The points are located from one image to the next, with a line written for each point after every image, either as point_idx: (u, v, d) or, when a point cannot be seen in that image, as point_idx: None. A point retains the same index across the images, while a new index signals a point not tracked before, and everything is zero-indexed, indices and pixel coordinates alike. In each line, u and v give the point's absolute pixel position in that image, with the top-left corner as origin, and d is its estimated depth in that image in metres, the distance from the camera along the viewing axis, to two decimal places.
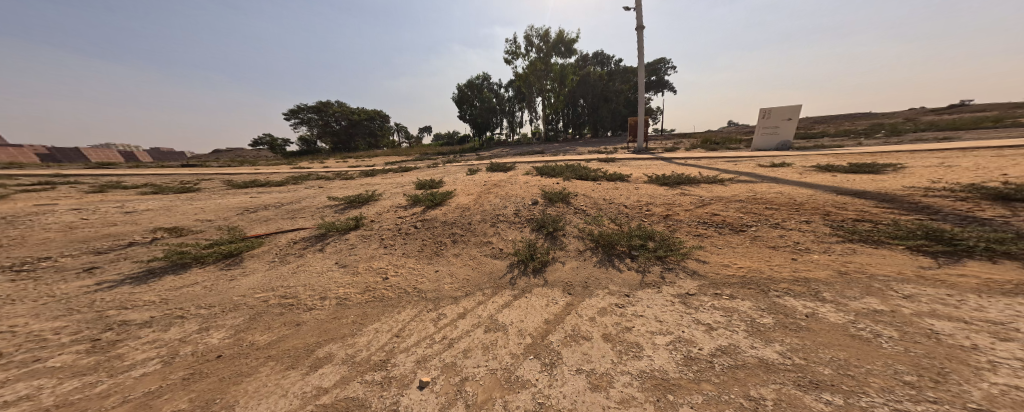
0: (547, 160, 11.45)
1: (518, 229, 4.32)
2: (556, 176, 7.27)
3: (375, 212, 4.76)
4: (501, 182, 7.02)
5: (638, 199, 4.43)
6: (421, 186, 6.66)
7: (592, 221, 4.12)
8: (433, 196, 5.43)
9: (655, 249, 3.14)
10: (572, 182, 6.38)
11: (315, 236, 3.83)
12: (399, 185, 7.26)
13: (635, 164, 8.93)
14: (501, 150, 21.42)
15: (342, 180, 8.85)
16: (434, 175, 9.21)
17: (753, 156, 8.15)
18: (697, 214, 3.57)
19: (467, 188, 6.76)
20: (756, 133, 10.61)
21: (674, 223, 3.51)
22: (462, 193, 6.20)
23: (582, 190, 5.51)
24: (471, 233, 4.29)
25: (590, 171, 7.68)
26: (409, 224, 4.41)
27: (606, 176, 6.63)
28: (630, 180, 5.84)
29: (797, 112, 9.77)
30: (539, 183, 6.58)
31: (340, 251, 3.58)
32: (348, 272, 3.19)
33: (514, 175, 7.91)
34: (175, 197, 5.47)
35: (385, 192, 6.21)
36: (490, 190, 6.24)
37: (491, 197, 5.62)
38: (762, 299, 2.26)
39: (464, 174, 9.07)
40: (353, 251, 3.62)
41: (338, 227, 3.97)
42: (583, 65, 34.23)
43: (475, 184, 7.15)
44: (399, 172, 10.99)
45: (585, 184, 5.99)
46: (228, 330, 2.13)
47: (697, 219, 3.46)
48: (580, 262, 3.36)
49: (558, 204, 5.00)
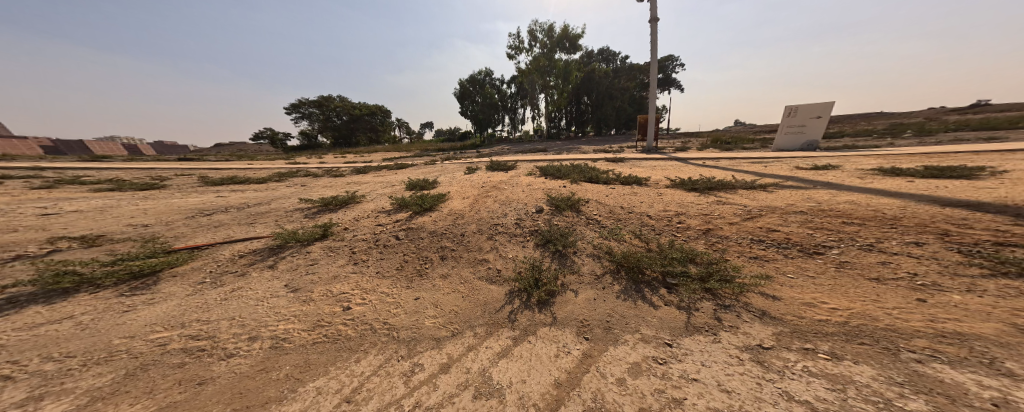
0: (551, 159, 10.67)
1: (519, 243, 3.60)
2: (563, 177, 6.53)
3: (352, 218, 4.04)
4: (501, 184, 6.29)
5: (664, 209, 3.68)
6: (411, 187, 5.95)
7: (610, 236, 3.39)
8: (422, 200, 4.72)
9: (700, 277, 2.36)
10: (582, 185, 5.63)
11: (268, 248, 3.13)
12: (388, 185, 6.55)
13: (649, 165, 8.14)
14: (503, 148, 20.57)
15: (329, 178, 8.16)
16: (429, 174, 8.49)
17: (782, 157, 7.31)
18: (746, 228, 2.79)
19: (462, 190, 6.03)
20: (779, 132, 9.66)
21: (718, 241, 2.74)
22: (457, 196, 5.47)
23: (594, 196, 4.76)
24: (462, 246, 3.57)
25: (600, 172, 6.92)
26: (391, 234, 3.69)
27: (619, 178, 5.87)
28: (648, 184, 5.09)
29: (828, 109, 8.81)
30: (544, 186, 5.85)
31: (295, 269, 2.87)
32: (301, 303, 2.45)
33: (515, 175, 7.16)
34: (128, 196, 4.81)
35: (369, 193, 5.49)
36: (489, 193, 5.52)
37: (490, 202, 4.90)
38: (890, 364, 1.31)
39: (462, 173, 8.34)
40: (311, 270, 2.89)
41: (299, 237, 3.27)
42: (589, 61, 33.19)
43: (472, 185, 6.41)
44: (393, 170, 10.29)
45: (596, 188, 5.24)
46: (76, 399, 1.41)
47: (749, 236, 2.66)
48: (599, 293, 2.65)
49: (567, 212, 4.27)
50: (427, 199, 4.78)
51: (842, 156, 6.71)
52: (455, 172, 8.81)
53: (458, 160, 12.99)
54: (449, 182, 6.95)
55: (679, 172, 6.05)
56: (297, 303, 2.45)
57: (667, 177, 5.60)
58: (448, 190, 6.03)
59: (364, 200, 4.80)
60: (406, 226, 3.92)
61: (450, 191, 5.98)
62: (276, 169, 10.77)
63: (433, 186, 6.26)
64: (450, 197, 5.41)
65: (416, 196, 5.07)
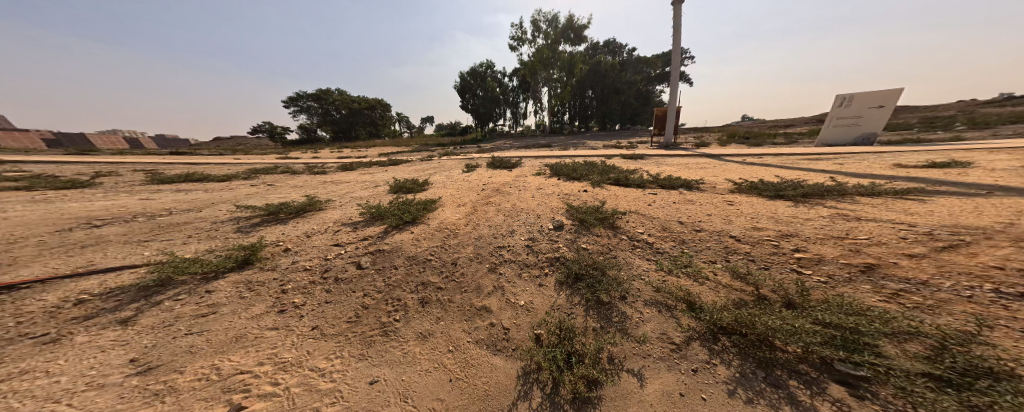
0: (561, 155, 9.46)
1: (534, 279, 2.53)
2: (581, 177, 5.34)
3: (300, 234, 2.91)
4: (505, 186, 5.14)
5: (750, 229, 2.53)
6: (395, 190, 4.81)
7: (676, 273, 2.34)
8: (403, 209, 3.61)
9: (951, 376, 1.15)
10: (608, 189, 4.46)
11: (136, 287, 2.01)
12: (370, 186, 5.42)
13: (679, 162, 6.88)
14: (505, 143, 19.26)
15: (305, 175, 7.00)
16: (421, 173, 7.32)
17: (843, 154, 6.09)
18: (965, 268, 1.61)
19: (456, 194, 4.88)
20: (826, 125, 8.24)
21: (920, 289, 1.56)
22: (450, 203, 4.33)
23: (630, 204, 3.60)
24: (453, 283, 2.56)
25: (625, 171, 5.71)
26: (352, 261, 2.59)
27: (655, 178, 4.64)
28: (698, 188, 3.90)
29: (893, 98, 7.29)
30: (559, 190, 4.68)
31: (163, 325, 1.74)
32: (141, 404, 1.29)
33: (522, 176, 5.98)
34: (19, 197, 3.69)
35: (341, 196, 4.36)
36: (492, 200, 4.38)
37: (492, 213, 3.79)
38: None
39: (459, 172, 7.20)
40: (196, 328, 1.75)
41: (186, 268, 2.11)
42: (595, 53, 31.57)
43: (469, 188, 5.25)
44: (382, 166, 9.16)
45: (630, 193, 4.06)
46: None
47: (983, 286, 1.47)
48: (684, 383, 1.53)
49: (599, 227, 3.12)
50: (408, 208, 3.67)
51: (927, 152, 5.42)
52: (451, 170, 7.64)
53: (456, 156, 11.84)
54: (442, 183, 5.79)
55: (728, 172, 4.83)
56: (131, 408, 1.26)
57: (719, 178, 4.38)
58: (439, 193, 4.88)
59: (327, 206, 3.68)
60: (376, 247, 2.84)
61: (443, 194, 4.84)
62: (252, 164, 9.63)
63: (422, 188, 5.13)
64: (442, 204, 4.28)
65: (395, 203, 3.94)
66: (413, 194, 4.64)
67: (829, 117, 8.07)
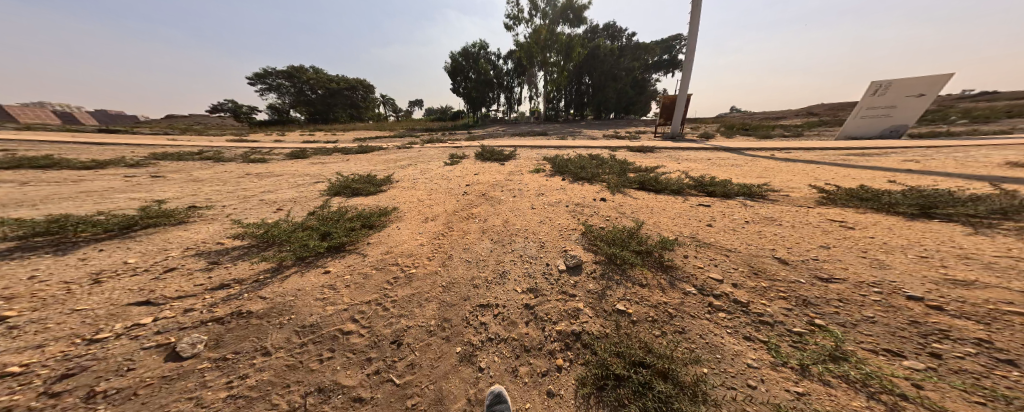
0: (560, 146, 8.20)
1: (539, 384, 1.37)
2: (592, 176, 4.16)
3: (67, 280, 1.68)
4: (493, 189, 3.89)
5: (941, 283, 1.44)
6: (339, 191, 3.45)
7: (819, 377, 1.19)
8: (338, 233, 2.41)
9: None
10: (634, 197, 3.29)
11: None
12: (310, 182, 4.01)
13: (703, 158, 5.78)
14: (496, 130, 17.70)
15: (234, 162, 5.42)
16: (390, 165, 5.88)
17: (892, 149, 5.20)
18: None
19: (425, 198, 3.58)
20: (852, 116, 7.27)
21: None
22: (413, 215, 3.05)
23: (673, 228, 2.50)
24: (387, 388, 1.36)
25: (645, 169, 4.57)
26: (151, 355, 1.31)
27: (691, 180, 3.49)
28: (763, 198, 2.81)
29: (936, 86, 6.31)
30: (566, 197, 3.48)
31: None
32: None
33: (515, 172, 4.73)
34: None
35: (252, 201, 3.01)
36: (475, 212, 3.15)
37: (475, 238, 2.60)
38: None
39: (438, 164, 5.83)
40: None
41: None
42: (593, 37, 29.72)
43: (444, 190, 3.95)
44: (345, 154, 7.57)
45: (667, 206, 2.94)
46: None
47: None
48: None
49: (647, 271, 2.08)
50: (338, 232, 2.43)
51: (1002, 147, 4.52)
52: (429, 162, 6.22)
53: (440, 143, 10.29)
54: (411, 180, 4.42)
55: (780, 173, 3.76)
56: None
57: (778, 182, 3.30)
58: (401, 197, 3.54)
59: (198, 232, 2.37)
60: (253, 315, 1.66)
61: (406, 199, 3.51)
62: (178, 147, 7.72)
63: (381, 188, 3.79)
64: (399, 217, 2.99)
65: (318, 217, 2.64)
66: (361, 199, 3.30)
67: (857, 106, 7.12)
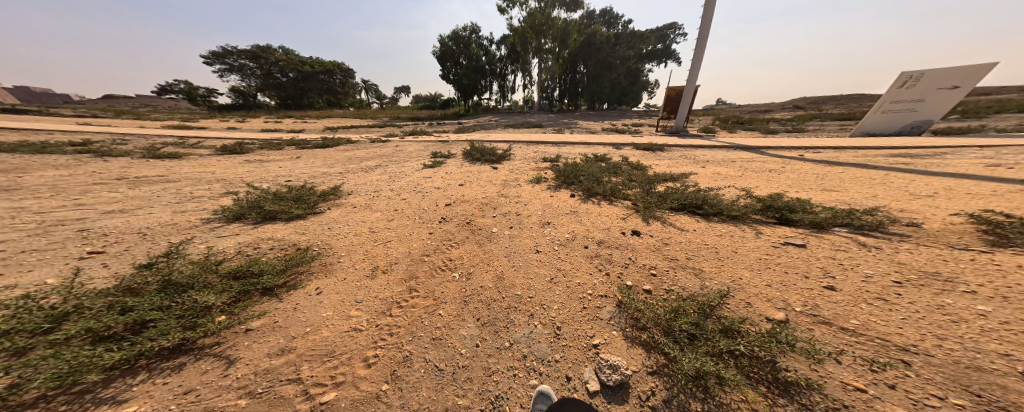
0: (561, 142, 7.16)
1: None
2: (613, 190, 3.19)
3: None
4: (482, 210, 2.85)
5: None
6: (254, 219, 2.31)
7: None
8: (168, 320, 1.24)
9: None
10: (682, 229, 2.36)
11: None
12: (217, 195, 2.78)
13: (726, 160, 4.96)
14: (486, 120, 16.35)
15: (127, 159, 3.99)
16: (350, 166, 4.64)
17: (939, 148, 4.57)
18: None
19: (385, 229, 2.50)
20: (874, 111, 6.59)
21: None
22: (353, 268, 1.97)
23: (768, 299, 1.60)
24: None
25: (672, 178, 3.66)
26: None
27: (751, 199, 2.61)
28: (884, 234, 1.96)
29: (974, 77, 5.70)
30: (584, 226, 2.51)
31: None
32: None
33: (512, 182, 3.68)
34: None
35: (77, 239, 1.80)
36: (452, 261, 2.12)
37: (450, 322, 1.59)
38: None
39: (414, 167, 4.67)
40: None
41: None
42: (588, 22, 28.24)
43: (415, 210, 2.86)
44: (300, 149, 6.16)
45: (739, 249, 2.05)
46: None
47: None
48: None
49: (760, 402, 1.09)
50: (169, 318, 1.26)
51: None
52: (401, 163, 5.03)
53: (422, 136, 8.96)
54: (371, 192, 3.28)
55: (851, 184, 2.95)
56: None
57: (871, 200, 2.46)
58: (348, 228, 2.43)
59: None
60: None
61: (356, 231, 2.41)
62: (73, 135, 6.00)
63: (316, 209, 2.64)
64: (326, 271, 1.91)
65: (152, 281, 1.45)
66: (273, 234, 2.15)
67: (879, 100, 6.48)
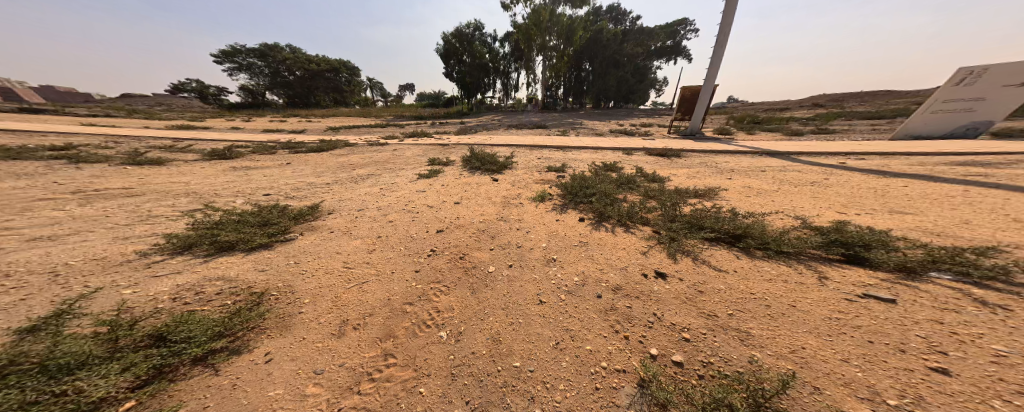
0: (568, 146, 6.71)
1: None
2: (631, 212, 2.76)
3: None
4: (479, 238, 2.48)
5: None
6: (215, 251, 1.99)
7: None
8: None
9: None
10: (721, 270, 1.91)
11: None
12: (177, 212, 2.46)
13: (755, 169, 4.43)
14: (490, 120, 15.96)
15: (102, 167, 3.74)
16: (340, 175, 4.31)
17: (1009, 155, 3.95)
18: None
19: (364, 263, 2.15)
20: (921, 111, 5.90)
21: None
22: (321, 323, 1.62)
23: (846, 383, 1.12)
24: None
25: (696, 194, 3.19)
26: None
27: (811, 229, 2.14)
28: (1007, 284, 1.50)
29: None
30: (597, 266, 2.13)
31: None
32: None
33: (513, 199, 3.30)
34: None
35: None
36: (439, 312, 1.75)
37: (434, 405, 1.20)
38: None
39: (408, 176, 4.32)
40: None
41: None
42: (596, 19, 27.47)
43: (401, 236, 2.51)
44: (293, 153, 5.87)
45: (799, 303, 1.57)
46: None
47: None
48: None
49: None
50: None
51: None
52: (396, 171, 4.67)
53: (422, 139, 8.63)
54: (355, 210, 2.93)
55: (926, 203, 2.42)
56: None
57: (964, 230, 1.97)
58: (322, 263, 2.09)
59: None
60: None
61: (328, 266, 2.07)
62: (62, 138, 5.82)
63: (285, 236, 2.30)
64: (284, 329, 1.56)
65: (29, 356, 1.11)
66: (218, 274, 1.80)
67: (929, 99, 5.78)
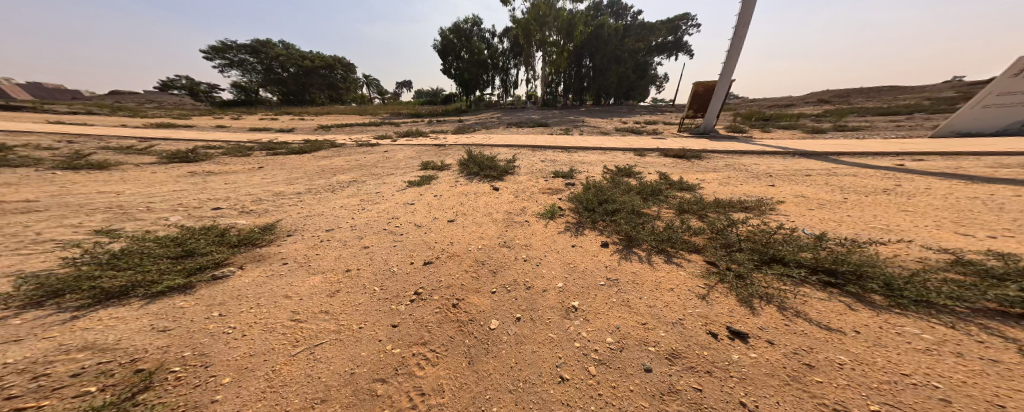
0: (574, 147, 6.10)
1: None
2: (667, 236, 2.17)
3: None
4: (476, 275, 1.91)
5: None
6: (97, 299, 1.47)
7: None
8: None
9: None
10: (834, 331, 1.31)
11: None
12: (76, 238, 1.87)
13: (795, 172, 3.85)
14: (489, 118, 15.32)
15: (25, 172, 3.12)
16: (315, 181, 3.71)
17: None
18: None
19: (322, 315, 1.59)
20: (970, 105, 5.66)
21: None
22: None
23: None
24: None
25: (744, 206, 2.59)
26: None
27: (952, 258, 1.50)
28: None
29: None
30: (637, 318, 1.54)
31: None
32: None
33: (517, 216, 2.71)
34: None
35: None
36: (422, 397, 1.16)
37: None
38: None
39: (393, 184, 3.72)
40: None
41: None
42: (597, 14, 26.77)
43: (374, 272, 1.94)
44: (268, 155, 5.25)
45: (1010, 402, 0.92)
46: None
47: None
48: None
49: None
50: None
51: None
52: (381, 177, 4.08)
53: (415, 139, 8.02)
54: (319, 234, 2.34)
55: None
56: None
57: None
58: (264, 317, 1.53)
59: None
60: None
61: (269, 320, 1.52)
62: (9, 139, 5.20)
63: (213, 274, 1.76)
64: None
65: None
66: (83, 341, 1.23)
67: (980, 92, 5.58)
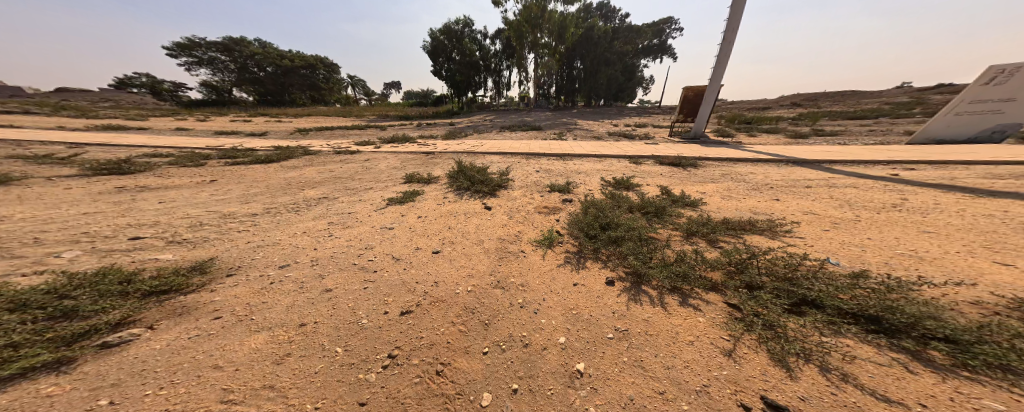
0: (568, 153, 5.85)
1: None
2: (679, 272, 1.91)
3: None
4: (465, 329, 1.57)
5: None
6: None
7: None
8: None
9: None
10: (895, 405, 1.02)
11: None
12: None
13: (795, 183, 3.74)
14: (479, 121, 14.95)
15: None
16: (278, 198, 3.25)
17: None
18: None
19: (266, 392, 1.17)
20: (946, 113, 5.95)
21: None
22: None
23: None
24: None
25: (755, 228, 2.38)
26: None
27: (1016, 304, 1.29)
28: None
29: None
30: (654, 385, 1.24)
31: None
32: None
33: (510, 245, 2.40)
34: None
35: None
36: None
37: None
38: None
39: (370, 201, 3.31)
40: None
41: None
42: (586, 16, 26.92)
43: (337, 327, 1.56)
44: (229, 164, 4.70)
45: None
46: None
47: None
48: None
49: None
50: None
51: None
52: (358, 192, 3.66)
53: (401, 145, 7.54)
54: (269, 275, 1.93)
55: None
56: None
57: None
58: (182, 400, 1.08)
59: None
60: None
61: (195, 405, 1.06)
62: None
63: (104, 341, 1.28)
64: None
65: None
66: None
67: (954, 100, 5.86)
